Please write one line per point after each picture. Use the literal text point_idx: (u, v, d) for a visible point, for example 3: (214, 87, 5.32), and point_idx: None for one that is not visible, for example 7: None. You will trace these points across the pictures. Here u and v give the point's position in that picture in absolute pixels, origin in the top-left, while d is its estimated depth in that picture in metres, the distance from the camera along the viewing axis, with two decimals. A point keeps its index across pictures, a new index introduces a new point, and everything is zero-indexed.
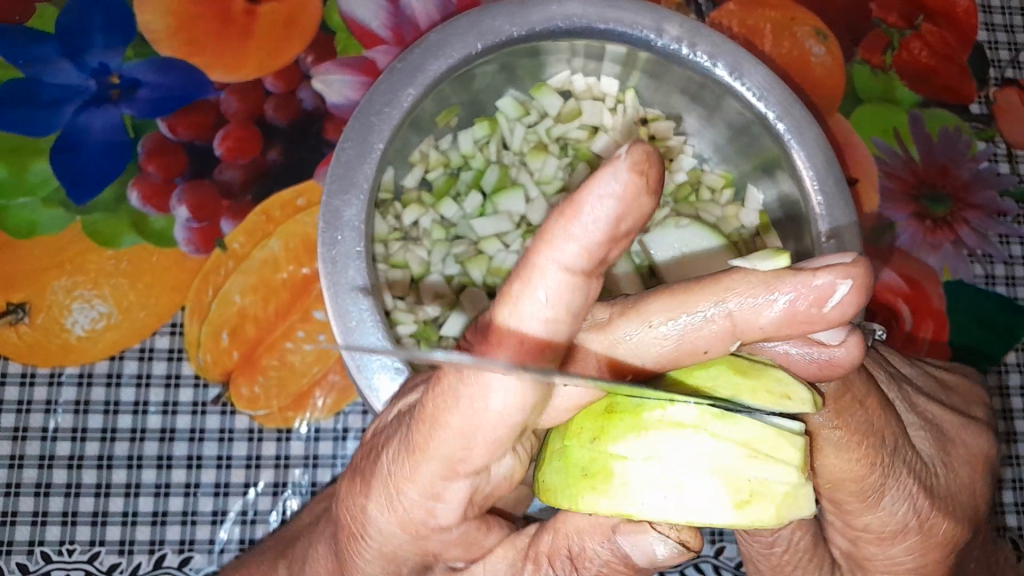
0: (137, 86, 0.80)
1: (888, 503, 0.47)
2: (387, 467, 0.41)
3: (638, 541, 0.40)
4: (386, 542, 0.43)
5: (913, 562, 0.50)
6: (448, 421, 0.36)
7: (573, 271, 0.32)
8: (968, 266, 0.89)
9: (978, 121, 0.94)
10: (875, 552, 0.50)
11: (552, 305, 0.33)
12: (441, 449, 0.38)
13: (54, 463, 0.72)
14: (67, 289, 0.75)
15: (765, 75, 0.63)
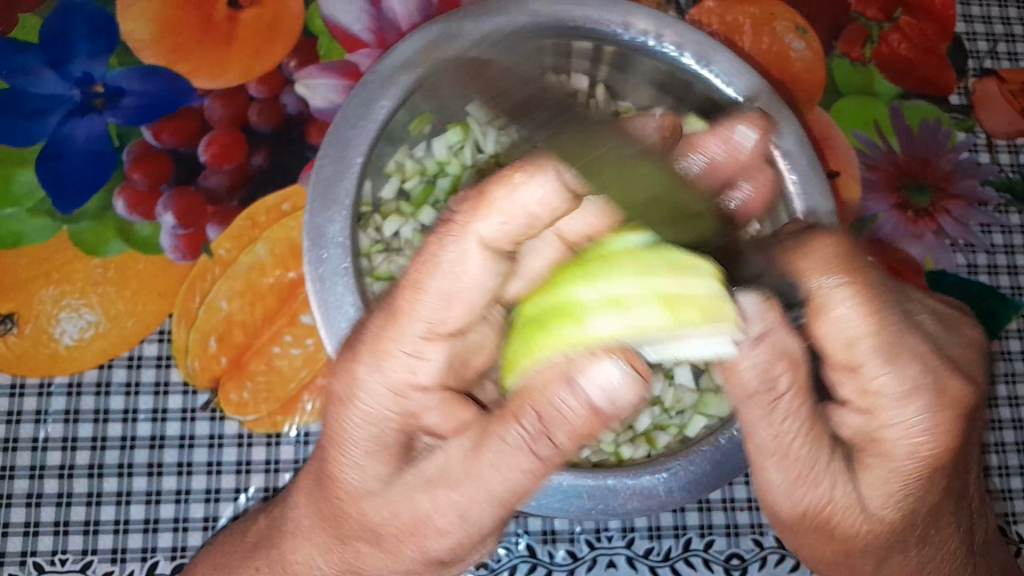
0: (122, 95, 0.80)
1: (897, 370, 0.51)
2: (386, 359, 0.48)
3: (599, 374, 0.46)
4: (368, 426, 0.50)
5: (926, 431, 0.51)
6: (436, 274, 0.47)
7: (571, 180, 0.45)
8: (950, 256, 0.90)
9: (958, 111, 0.94)
10: (888, 419, 0.51)
11: (540, 206, 0.45)
12: (421, 311, 0.48)
13: (45, 473, 0.73)
14: (55, 299, 0.76)
15: (729, 59, 0.66)
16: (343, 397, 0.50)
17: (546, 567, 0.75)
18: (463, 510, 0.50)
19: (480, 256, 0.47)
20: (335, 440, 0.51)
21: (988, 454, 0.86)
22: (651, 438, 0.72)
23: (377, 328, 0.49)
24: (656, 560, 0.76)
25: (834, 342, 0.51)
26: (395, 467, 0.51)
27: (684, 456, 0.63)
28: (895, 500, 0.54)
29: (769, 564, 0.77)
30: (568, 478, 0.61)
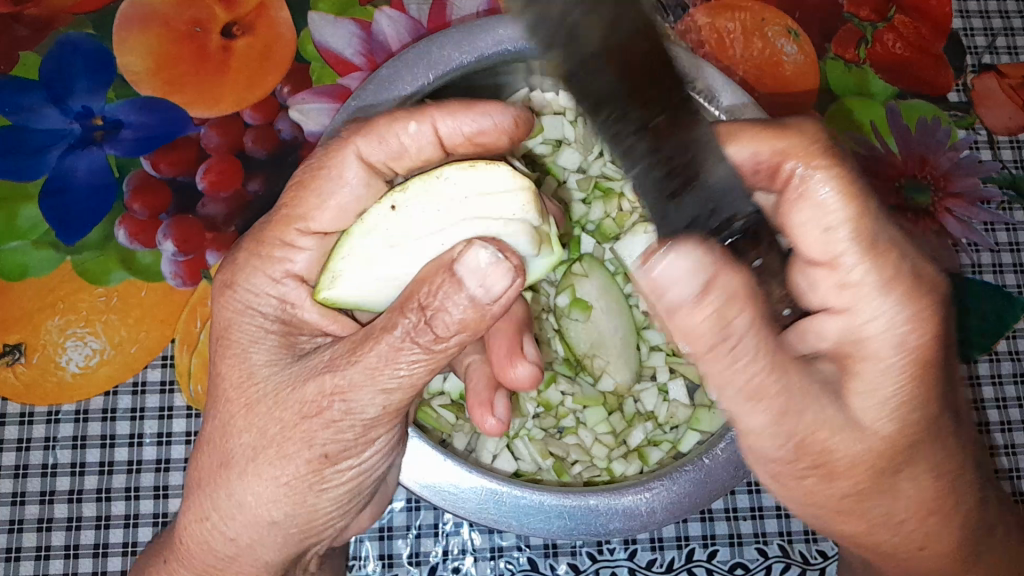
0: (121, 127, 0.82)
1: (879, 257, 0.50)
2: (302, 381, 0.50)
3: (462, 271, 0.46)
4: (266, 476, 0.50)
5: (907, 323, 0.49)
6: (364, 355, 0.47)
7: (489, 289, 0.45)
8: (952, 256, 0.89)
9: (957, 109, 0.93)
10: (868, 313, 0.49)
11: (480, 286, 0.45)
12: (342, 383, 0.48)
13: (54, 498, 0.75)
14: (61, 328, 0.78)
15: (714, 75, 0.66)
16: (241, 378, 0.53)
17: None
18: (297, 508, 0.52)
19: (358, 167, 0.56)
20: (221, 460, 0.52)
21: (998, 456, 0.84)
22: (643, 453, 0.74)
23: (250, 263, 0.56)
24: (659, 571, 0.76)
25: (810, 229, 0.51)
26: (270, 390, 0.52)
27: (667, 477, 0.63)
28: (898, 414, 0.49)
29: (775, 573, 0.76)
30: (551, 499, 0.62)
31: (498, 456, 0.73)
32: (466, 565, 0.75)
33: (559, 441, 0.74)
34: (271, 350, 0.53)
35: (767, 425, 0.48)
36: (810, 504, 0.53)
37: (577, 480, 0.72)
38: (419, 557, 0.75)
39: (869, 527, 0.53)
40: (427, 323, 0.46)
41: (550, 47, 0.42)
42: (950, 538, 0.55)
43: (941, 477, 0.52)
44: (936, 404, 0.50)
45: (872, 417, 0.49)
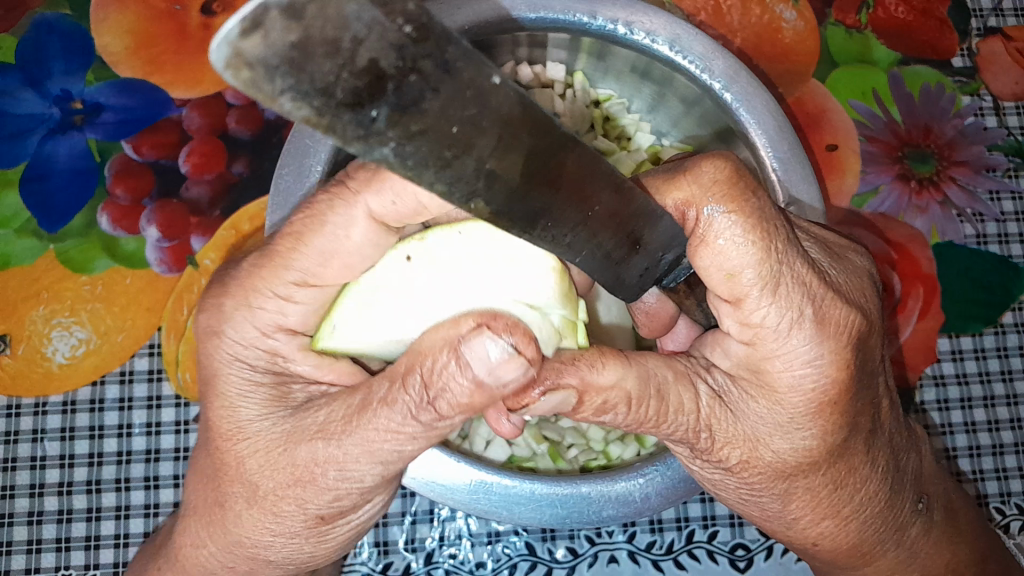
0: (101, 110, 0.80)
1: (784, 296, 0.45)
2: (292, 444, 0.47)
3: (476, 348, 0.41)
4: (253, 522, 0.50)
5: (812, 363, 0.46)
6: (362, 427, 0.45)
7: (504, 373, 0.41)
8: (957, 226, 0.87)
9: (961, 75, 0.91)
10: (770, 350, 0.46)
11: (490, 372, 0.41)
12: (337, 455, 0.46)
13: (44, 491, 0.74)
14: (46, 318, 0.76)
15: (705, 44, 0.62)
16: (229, 432, 0.49)
17: (546, 565, 0.74)
18: (298, 548, 0.52)
19: (366, 226, 0.46)
20: (217, 499, 0.51)
21: (1002, 431, 0.83)
22: (640, 435, 0.72)
23: (238, 310, 0.49)
24: (659, 553, 0.75)
25: (713, 274, 0.45)
26: (263, 426, 0.48)
27: (660, 461, 0.61)
28: (800, 448, 0.49)
29: (776, 553, 0.75)
30: (543, 488, 0.61)
31: (491, 443, 0.71)
32: (463, 551, 0.74)
33: (554, 424, 0.73)
34: (259, 404, 0.49)
35: (663, 430, 0.49)
36: (715, 488, 0.55)
37: (573, 465, 0.71)
38: (415, 544, 0.74)
39: (764, 514, 0.56)
40: (430, 403, 0.43)
41: (472, 205, 0.32)
42: (846, 537, 0.56)
43: (840, 489, 0.53)
44: (834, 435, 0.49)
45: (765, 436, 0.49)
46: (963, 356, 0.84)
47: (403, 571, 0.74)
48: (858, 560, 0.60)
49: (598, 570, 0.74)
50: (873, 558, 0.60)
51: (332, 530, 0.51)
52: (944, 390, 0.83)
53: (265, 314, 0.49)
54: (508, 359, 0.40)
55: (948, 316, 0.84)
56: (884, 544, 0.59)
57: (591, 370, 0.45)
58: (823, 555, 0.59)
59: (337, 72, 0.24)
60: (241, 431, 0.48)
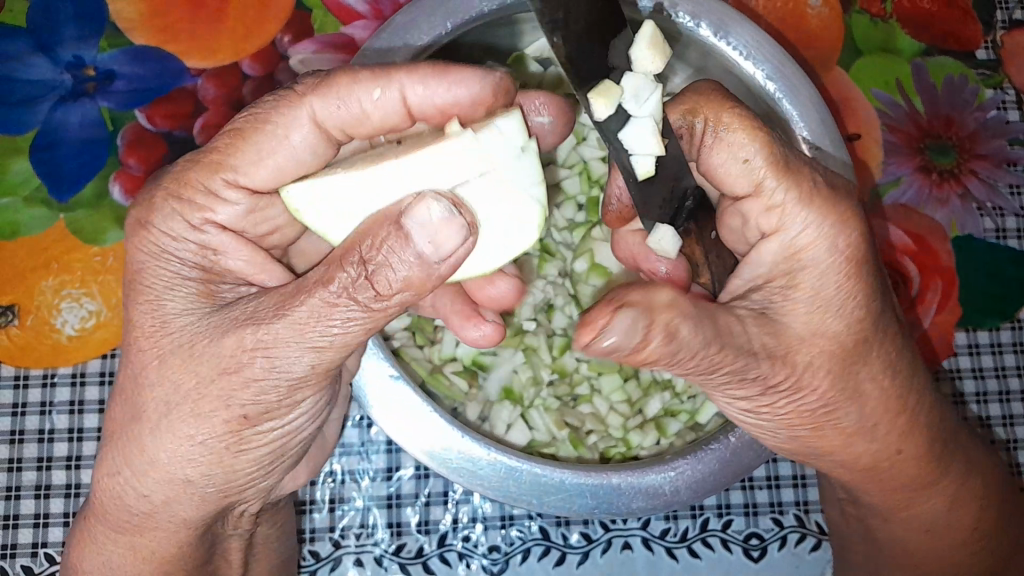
0: (113, 78, 0.78)
1: (790, 175, 0.51)
2: (221, 335, 0.48)
3: (420, 216, 0.43)
4: (175, 447, 0.49)
5: (833, 232, 0.51)
6: (293, 309, 0.46)
7: (427, 252, 0.44)
8: (977, 220, 0.86)
9: (984, 68, 0.89)
10: (797, 226, 0.51)
11: (431, 242, 0.44)
12: (267, 339, 0.46)
13: (52, 464, 0.73)
14: (55, 289, 0.75)
15: (751, 32, 0.61)
16: (151, 328, 0.50)
17: (560, 550, 0.74)
18: (213, 465, 0.50)
19: (309, 130, 0.52)
20: (133, 415, 0.50)
21: (1017, 425, 0.83)
22: (660, 424, 0.71)
23: (168, 204, 0.52)
24: (673, 540, 0.74)
25: (733, 164, 0.51)
26: (201, 311, 0.50)
27: (691, 455, 0.61)
28: (855, 325, 0.52)
29: (790, 543, 0.75)
30: (571, 477, 0.60)
31: (513, 426, 0.71)
32: (477, 534, 0.74)
33: (574, 411, 0.72)
34: (189, 298, 0.51)
35: (739, 362, 0.50)
36: (784, 428, 0.55)
37: (593, 452, 0.71)
38: (428, 526, 0.74)
39: (836, 439, 0.56)
40: (366, 280, 0.45)
41: (554, 34, 0.43)
42: (916, 436, 0.58)
43: (896, 372, 0.55)
44: (873, 307, 0.52)
45: (819, 333, 0.51)
46: (980, 350, 0.84)
47: (416, 552, 0.73)
48: (932, 471, 0.60)
49: (612, 557, 0.74)
50: (943, 465, 0.61)
51: (250, 445, 0.50)
52: (961, 383, 0.83)
53: (227, 210, 0.53)
54: (449, 223, 0.43)
55: (966, 309, 0.84)
56: (945, 444, 0.60)
57: (652, 290, 0.46)
58: (901, 472, 0.59)
59: None
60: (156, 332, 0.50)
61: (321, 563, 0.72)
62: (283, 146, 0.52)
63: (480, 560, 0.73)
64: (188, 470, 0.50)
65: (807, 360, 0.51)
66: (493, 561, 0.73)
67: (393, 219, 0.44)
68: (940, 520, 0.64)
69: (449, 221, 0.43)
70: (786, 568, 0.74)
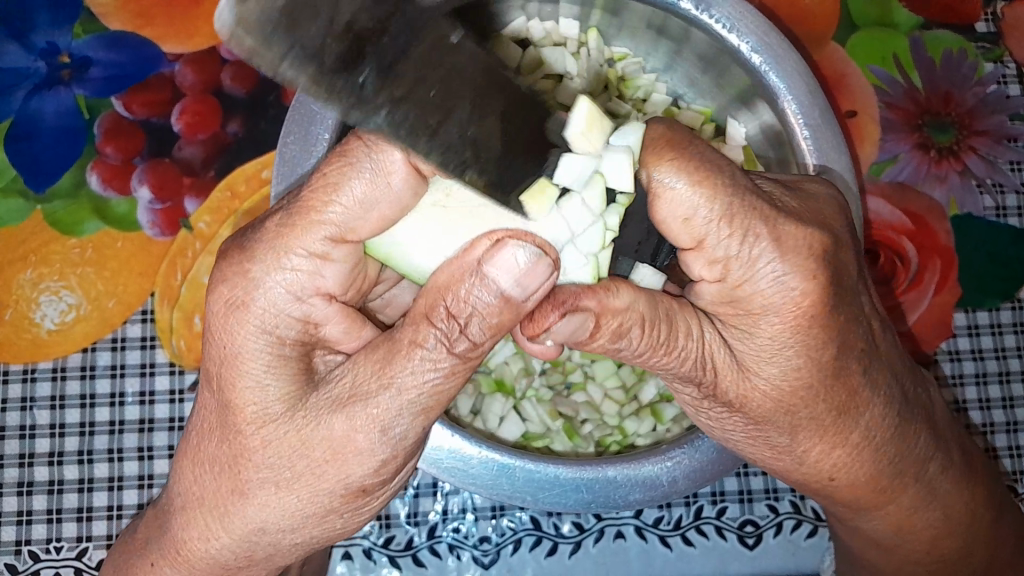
0: (89, 65, 0.76)
1: (740, 228, 0.46)
2: (326, 415, 0.46)
3: (503, 261, 0.44)
4: (281, 505, 0.48)
5: (783, 278, 0.46)
6: (397, 375, 0.45)
7: (511, 292, 0.44)
8: (976, 198, 0.84)
9: (984, 41, 0.87)
10: (744, 275, 0.46)
11: (517, 284, 0.44)
12: (379, 413, 0.45)
13: (34, 460, 0.72)
14: (34, 282, 0.74)
15: (733, 3, 0.58)
16: (255, 419, 0.46)
17: (551, 540, 0.73)
18: (306, 530, 0.49)
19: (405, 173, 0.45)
20: (234, 489, 0.48)
21: (1017, 407, 0.81)
22: (657, 410, 0.70)
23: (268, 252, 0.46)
24: (666, 529, 0.73)
25: (672, 222, 0.47)
26: (301, 389, 0.47)
27: (688, 444, 0.60)
28: (796, 368, 0.48)
29: (786, 529, 0.74)
30: (565, 472, 0.59)
31: (505, 420, 0.69)
32: (467, 525, 0.73)
33: (567, 399, 0.71)
34: (290, 381, 0.47)
35: (670, 363, 0.50)
36: (723, 434, 0.55)
37: (589, 443, 0.70)
38: (417, 517, 0.73)
39: (774, 453, 0.54)
40: (461, 331, 0.45)
41: (465, 175, 0.39)
42: (861, 469, 0.55)
43: (844, 415, 0.51)
44: (824, 356, 0.48)
45: (755, 367, 0.49)
46: (979, 331, 0.82)
47: (406, 545, 0.72)
48: (880, 496, 0.58)
49: (604, 546, 0.73)
50: (892, 496, 0.58)
51: (361, 508, 0.50)
52: (960, 365, 0.82)
53: (301, 277, 0.46)
54: (537, 267, 0.44)
55: (965, 289, 0.82)
56: (902, 477, 0.57)
57: (608, 293, 0.47)
58: (842, 494, 0.57)
59: (321, 31, 0.29)
60: (255, 416, 0.46)
61: None
62: (381, 194, 0.45)
63: (471, 551, 0.72)
64: (291, 535, 0.49)
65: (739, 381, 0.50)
66: (484, 553, 0.72)
67: (472, 267, 0.45)
68: (886, 539, 0.62)
69: (539, 267, 0.44)
70: (781, 555, 0.73)
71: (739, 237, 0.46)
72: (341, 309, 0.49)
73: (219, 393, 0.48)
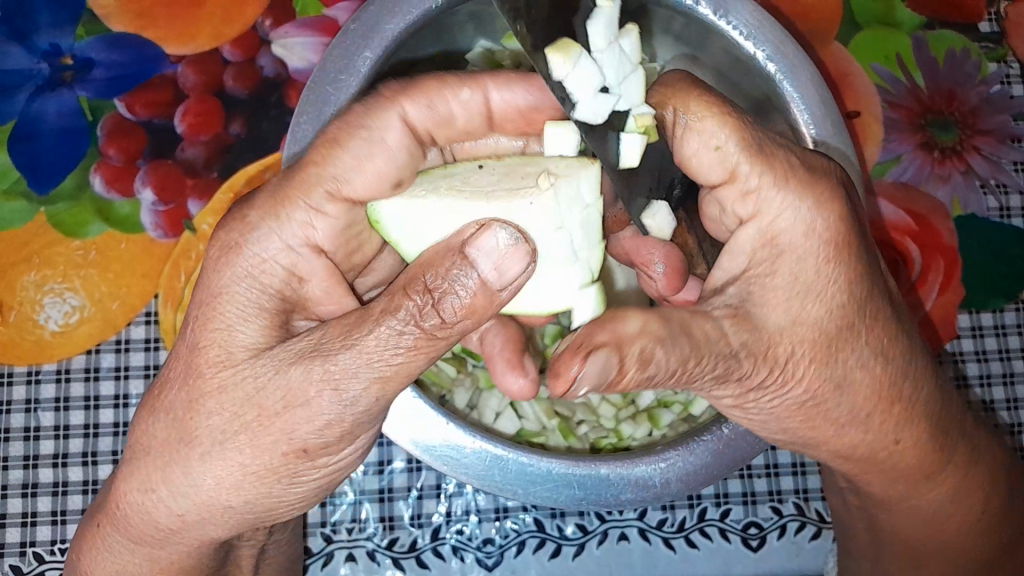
0: (91, 66, 0.76)
1: (771, 167, 0.48)
2: (311, 388, 0.45)
3: (485, 244, 0.43)
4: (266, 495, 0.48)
5: (813, 213, 0.48)
6: (361, 338, 0.44)
7: (488, 278, 0.44)
8: (980, 198, 0.84)
9: (988, 40, 0.87)
10: (776, 211, 0.48)
11: (493, 269, 0.44)
12: (333, 370, 0.44)
13: (39, 462, 0.72)
14: (38, 284, 0.74)
15: (753, 12, 0.59)
16: (217, 360, 0.47)
17: (555, 542, 0.73)
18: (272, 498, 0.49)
19: (400, 131, 0.51)
20: (183, 439, 0.48)
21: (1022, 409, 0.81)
22: (653, 415, 0.70)
23: (263, 222, 0.49)
24: (670, 531, 0.73)
25: (704, 153, 0.49)
26: (271, 340, 0.48)
27: (683, 446, 0.60)
28: (840, 308, 0.49)
29: (790, 532, 0.74)
30: (556, 466, 0.59)
31: (501, 415, 0.69)
32: (470, 527, 0.73)
33: (565, 401, 0.70)
34: (261, 331, 0.48)
35: (710, 365, 0.47)
36: (772, 424, 0.53)
37: (584, 443, 0.69)
38: (421, 519, 0.73)
39: (833, 430, 0.53)
40: (433, 307, 0.44)
41: (516, 25, 0.42)
42: (916, 424, 0.54)
43: (889, 360, 0.51)
44: (861, 287, 0.49)
45: (803, 316, 0.48)
46: (983, 332, 0.82)
47: (410, 546, 0.72)
48: (936, 457, 0.57)
49: (608, 548, 0.73)
50: (945, 458, 0.58)
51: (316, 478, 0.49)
52: (964, 366, 0.81)
53: (295, 226, 0.50)
54: (517, 252, 0.43)
55: (968, 290, 0.82)
56: (948, 432, 0.57)
57: (617, 323, 0.44)
58: (902, 462, 0.56)
59: None
60: (218, 358, 0.47)
61: (314, 557, 0.72)
62: (376, 148, 0.50)
63: (475, 553, 0.72)
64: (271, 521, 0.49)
65: (792, 350, 0.49)
66: (488, 555, 0.72)
67: (456, 250, 0.44)
68: (939, 512, 0.62)
69: (517, 253, 0.43)
70: (784, 557, 0.73)
71: (774, 168, 0.48)
72: (327, 266, 0.52)
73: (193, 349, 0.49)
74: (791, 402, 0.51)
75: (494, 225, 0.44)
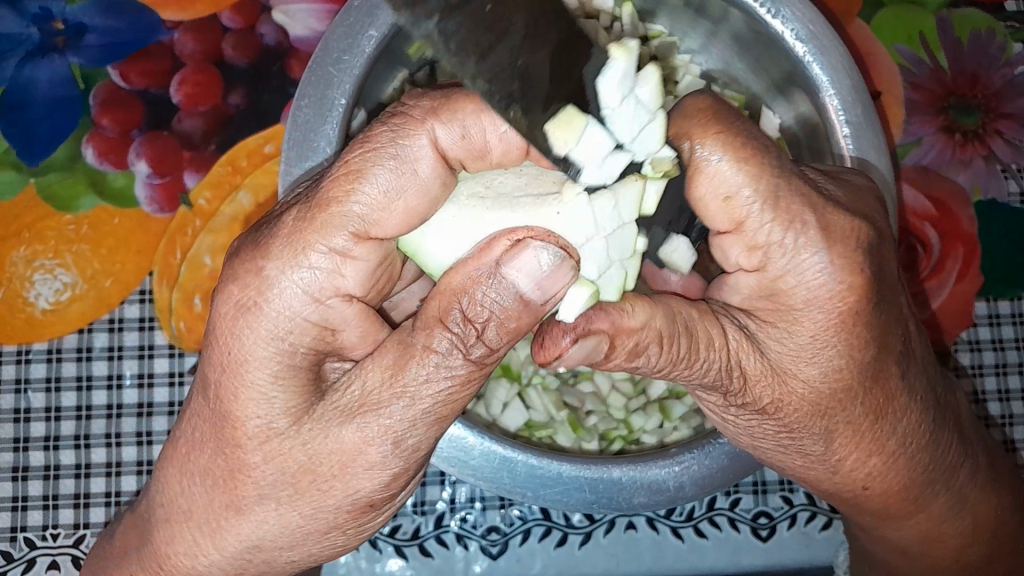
0: (84, 32, 0.73)
1: (785, 215, 0.44)
2: (335, 426, 0.44)
3: (521, 263, 0.41)
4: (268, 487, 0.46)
5: (828, 272, 0.44)
6: (410, 384, 0.43)
7: (527, 294, 0.41)
8: (1001, 183, 0.82)
9: (1013, 19, 0.84)
10: (782, 268, 0.45)
11: (533, 286, 0.41)
12: (391, 424, 0.43)
13: (30, 445, 0.69)
14: (27, 260, 0.71)
15: None
16: (257, 432, 0.44)
17: (561, 531, 0.71)
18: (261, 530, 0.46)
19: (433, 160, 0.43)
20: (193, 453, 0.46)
21: None
22: (665, 406, 0.68)
23: (284, 254, 0.43)
24: (679, 520, 0.72)
25: (711, 201, 0.45)
26: (307, 400, 0.44)
27: (699, 449, 0.58)
28: (831, 369, 0.46)
29: (801, 522, 0.72)
30: (567, 469, 0.57)
31: (509, 408, 0.66)
32: (475, 514, 0.71)
33: (574, 389, 0.68)
34: (296, 393, 0.44)
35: (694, 375, 0.47)
36: (751, 440, 0.52)
37: (593, 436, 0.67)
38: (424, 506, 0.71)
39: (805, 462, 0.52)
40: (477, 336, 0.42)
41: (510, 111, 0.39)
42: (894, 476, 0.53)
43: (878, 421, 0.49)
44: (867, 353, 0.46)
45: (791, 366, 0.46)
46: (1001, 321, 0.80)
47: (412, 534, 0.70)
48: (909, 507, 0.56)
49: (615, 537, 0.71)
50: (923, 504, 0.56)
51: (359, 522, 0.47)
52: (980, 356, 0.80)
53: (320, 276, 0.43)
54: (559, 269, 0.41)
55: (986, 279, 0.80)
56: (933, 485, 0.55)
57: (622, 314, 0.44)
58: (870, 504, 0.55)
59: None
60: (253, 411, 0.44)
61: None
62: (407, 181, 0.43)
63: (479, 541, 0.71)
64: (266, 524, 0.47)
65: (773, 388, 0.47)
66: (492, 543, 0.71)
67: (489, 270, 0.41)
68: (914, 548, 0.60)
69: (559, 271, 0.41)
70: (794, 548, 0.72)
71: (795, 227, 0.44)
72: (360, 312, 0.46)
73: (216, 401, 0.45)
74: (772, 428, 0.50)
75: (530, 238, 0.41)
